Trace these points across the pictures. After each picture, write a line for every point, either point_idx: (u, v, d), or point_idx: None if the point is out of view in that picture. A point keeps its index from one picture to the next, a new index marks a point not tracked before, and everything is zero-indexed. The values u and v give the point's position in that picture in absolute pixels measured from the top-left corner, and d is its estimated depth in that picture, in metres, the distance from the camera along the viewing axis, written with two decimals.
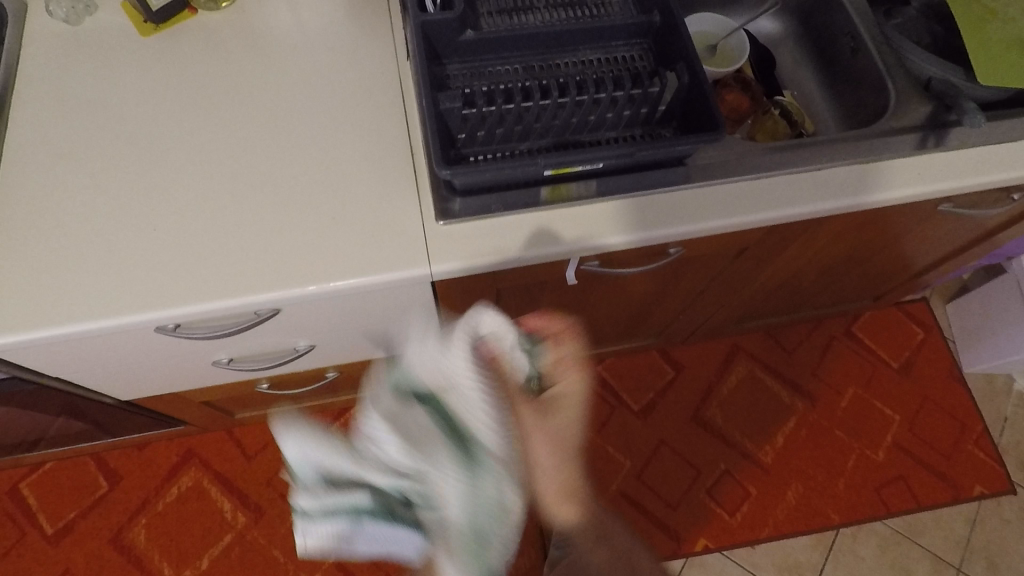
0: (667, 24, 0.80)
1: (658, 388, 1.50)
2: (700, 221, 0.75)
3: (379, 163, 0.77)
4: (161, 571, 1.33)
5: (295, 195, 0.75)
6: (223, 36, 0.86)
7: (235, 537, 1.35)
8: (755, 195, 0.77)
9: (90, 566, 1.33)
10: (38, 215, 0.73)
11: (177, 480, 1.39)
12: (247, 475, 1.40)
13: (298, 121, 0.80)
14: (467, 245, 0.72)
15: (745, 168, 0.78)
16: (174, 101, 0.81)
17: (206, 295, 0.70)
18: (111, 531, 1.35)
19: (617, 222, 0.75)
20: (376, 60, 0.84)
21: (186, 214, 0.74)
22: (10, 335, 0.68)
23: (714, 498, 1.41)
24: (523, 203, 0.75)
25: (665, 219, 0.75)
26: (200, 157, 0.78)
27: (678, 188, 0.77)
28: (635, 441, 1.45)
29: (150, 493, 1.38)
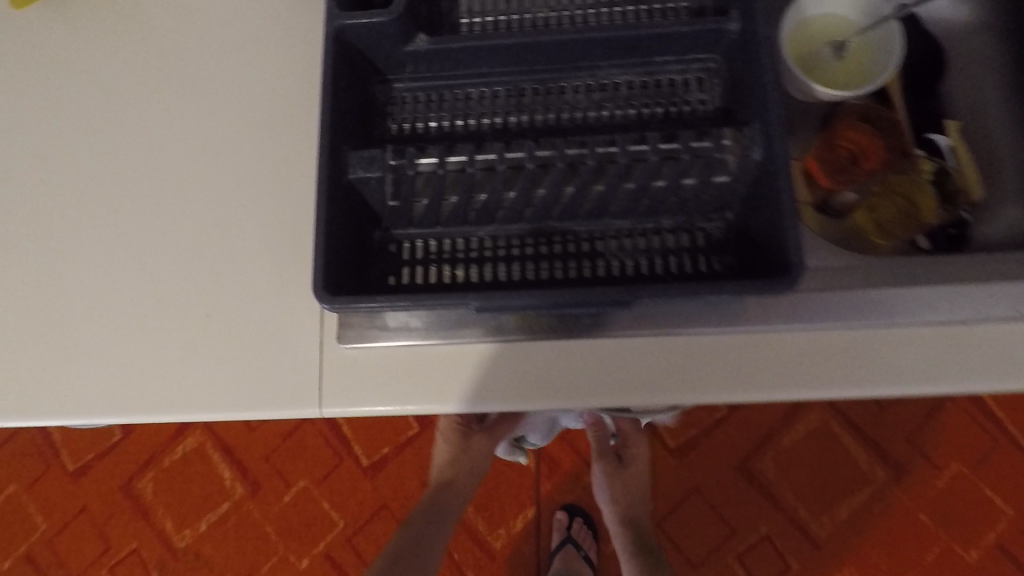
0: (747, 42, 0.48)
1: (703, 426, 1.25)
2: (733, 392, 0.49)
3: (282, 236, 0.55)
4: (165, 526, 1.36)
5: (165, 274, 0.55)
6: (111, 6, 0.61)
7: (232, 506, 1.34)
8: (839, 357, 0.48)
9: (103, 508, 1.37)
10: None
11: (183, 440, 1.38)
12: (248, 447, 1.36)
13: (185, 156, 0.57)
14: (378, 386, 0.51)
15: (833, 312, 0.48)
16: (32, 106, 0.59)
17: (37, 411, 0.53)
18: (122, 478, 1.38)
19: (609, 376, 0.50)
20: (302, 62, 0.58)
21: (25, 286, 0.55)
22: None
23: (744, 566, 1.20)
24: (472, 330, 0.50)
25: (675, 386, 0.49)
26: (50, 196, 0.57)
27: (715, 333, 0.49)
28: (665, 482, 1.23)
29: (158, 448, 1.39)
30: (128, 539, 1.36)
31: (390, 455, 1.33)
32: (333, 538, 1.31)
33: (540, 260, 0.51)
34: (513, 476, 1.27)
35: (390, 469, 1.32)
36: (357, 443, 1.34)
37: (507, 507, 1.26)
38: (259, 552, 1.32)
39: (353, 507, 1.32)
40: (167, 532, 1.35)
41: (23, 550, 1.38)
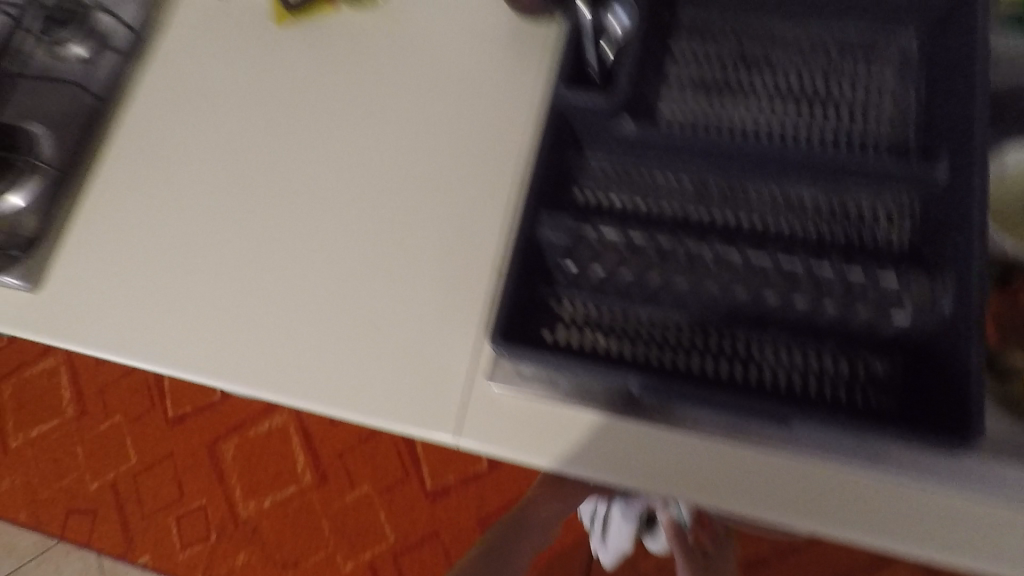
0: (955, 193, 0.49)
1: (778, 550, 1.18)
2: (838, 527, 0.52)
3: (454, 272, 0.60)
4: (233, 492, 1.43)
5: (352, 284, 0.63)
6: (357, 45, 0.73)
7: (297, 491, 1.40)
8: (944, 524, 0.51)
9: (186, 460, 1.47)
10: (114, 213, 0.71)
11: (271, 416, 1.47)
12: (326, 439, 1.43)
13: (388, 185, 0.66)
14: (517, 427, 0.56)
15: (965, 478, 0.50)
16: (278, 117, 0.72)
17: (228, 371, 0.63)
18: (209, 437, 1.48)
19: (722, 482, 0.54)
20: (505, 120, 0.65)
21: (243, 264, 0.67)
22: (58, 336, 0.67)
23: None
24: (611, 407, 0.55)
25: (783, 503, 0.53)
26: (276, 195, 0.69)
27: (831, 466, 0.53)
28: None
29: (248, 417, 1.48)
30: (199, 495, 1.45)
31: (452, 485, 1.34)
32: (380, 551, 1.33)
33: (691, 352, 0.53)
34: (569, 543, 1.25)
35: (450, 499, 1.34)
36: (425, 465, 1.37)
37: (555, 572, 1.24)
38: (310, 543, 1.37)
39: (406, 525, 1.34)
40: (235, 498, 1.43)
41: (109, 478, 1.49)
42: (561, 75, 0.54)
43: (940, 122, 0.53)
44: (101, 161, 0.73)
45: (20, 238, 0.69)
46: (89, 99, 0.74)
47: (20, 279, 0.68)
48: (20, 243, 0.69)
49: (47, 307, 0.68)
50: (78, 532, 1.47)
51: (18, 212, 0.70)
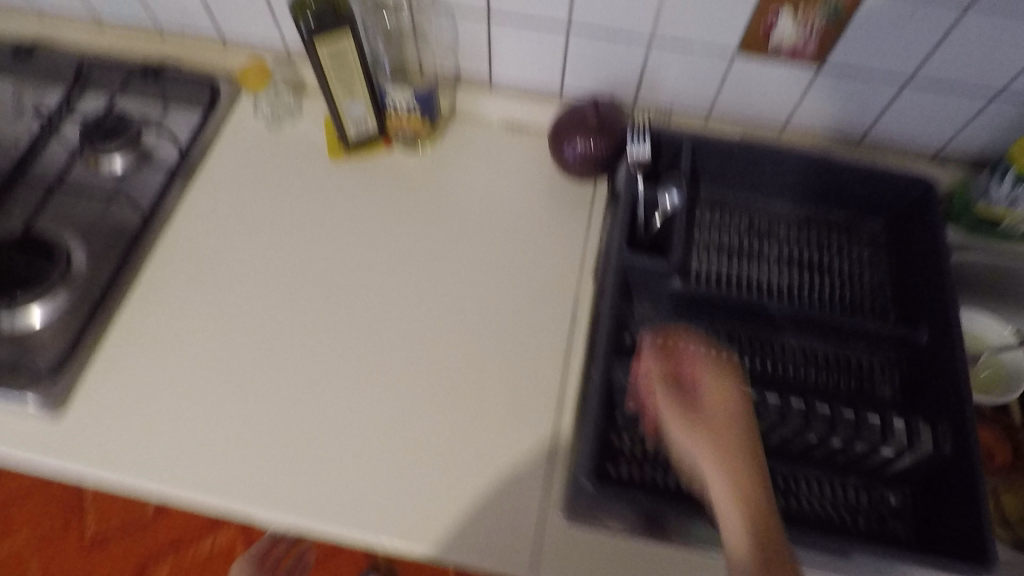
0: (936, 355, 0.62)
1: None
2: None
3: (517, 405, 0.66)
4: None
5: (413, 415, 0.66)
6: (408, 184, 0.80)
7: None
8: None
9: None
10: (152, 334, 0.69)
11: (215, 536, 1.35)
12: None
13: (446, 317, 0.71)
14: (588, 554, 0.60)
15: None
16: (330, 245, 0.76)
17: (280, 503, 0.61)
18: (136, 562, 1.32)
19: None
20: (551, 263, 0.74)
21: (295, 388, 0.67)
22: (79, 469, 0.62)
23: None
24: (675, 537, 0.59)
25: None
26: (330, 321, 0.71)
27: None
28: None
29: (186, 537, 1.34)
30: None
31: None
32: None
33: None
34: None
35: None
36: None
37: None
38: None
39: None
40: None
41: None
42: (621, 244, 0.64)
43: (914, 294, 0.67)
44: (138, 278, 0.72)
45: (46, 358, 0.65)
46: (133, 216, 0.75)
47: (36, 403, 0.63)
48: (46, 364, 0.65)
49: (70, 435, 0.63)
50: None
51: (48, 331, 0.67)
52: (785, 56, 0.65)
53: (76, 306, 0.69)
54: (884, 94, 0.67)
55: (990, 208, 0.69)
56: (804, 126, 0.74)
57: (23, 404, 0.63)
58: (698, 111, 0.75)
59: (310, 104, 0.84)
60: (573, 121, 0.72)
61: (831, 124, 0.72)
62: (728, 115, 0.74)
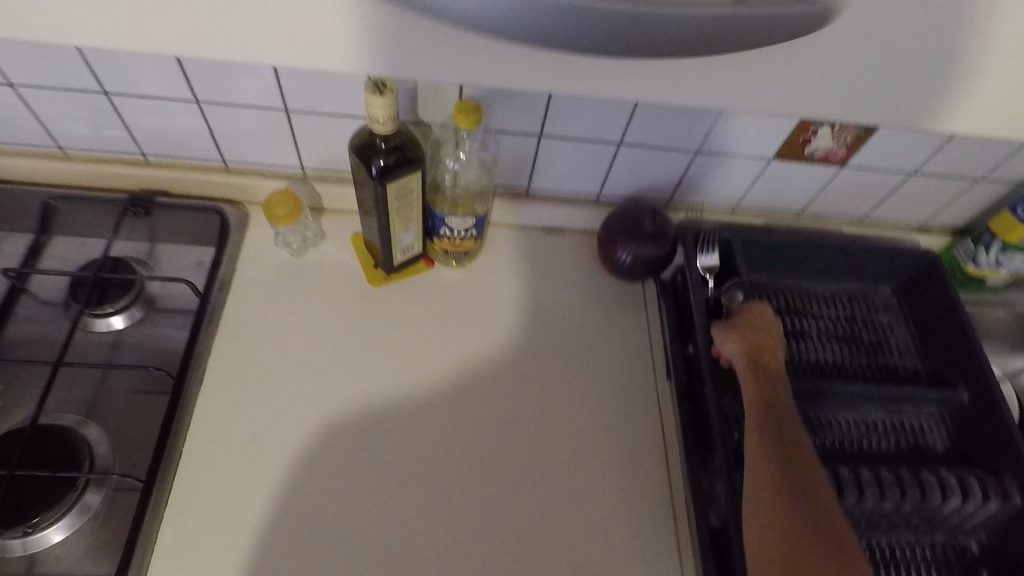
0: (979, 411, 0.71)
1: None
2: None
3: (633, 523, 0.64)
4: None
5: (530, 559, 0.61)
6: (455, 296, 0.75)
7: None
8: None
9: None
10: (212, 523, 0.59)
11: None
12: None
13: (532, 438, 0.67)
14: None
15: None
16: (385, 376, 0.69)
17: None
18: None
19: None
20: (623, 363, 0.73)
21: (390, 551, 0.60)
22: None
23: None
24: None
25: None
26: (409, 463, 0.64)
27: None
28: None
29: None
30: None
31: None
32: None
33: None
34: None
35: None
36: None
37: None
38: None
39: None
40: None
41: None
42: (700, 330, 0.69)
43: (939, 352, 0.76)
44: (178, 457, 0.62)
45: None
46: (157, 384, 0.65)
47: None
48: None
49: None
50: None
51: (82, 549, 0.56)
52: (819, 158, 0.71)
53: (114, 508, 0.58)
54: (889, 185, 0.76)
55: (979, 271, 0.80)
56: (818, 210, 0.81)
57: None
58: (727, 203, 0.80)
59: (330, 224, 0.78)
60: (625, 226, 0.74)
61: (841, 208, 0.81)
62: (754, 205, 0.80)
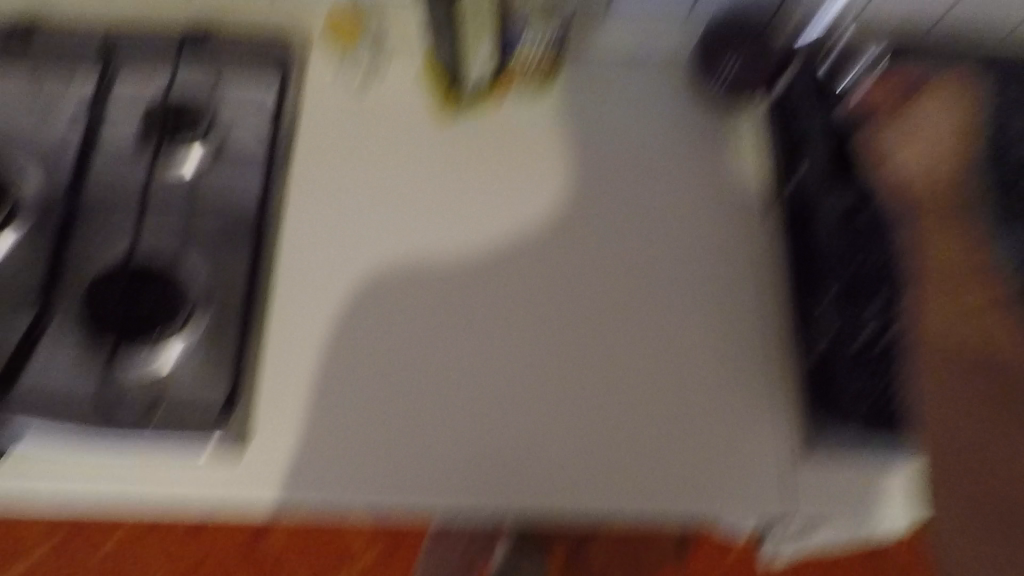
0: None
1: None
2: None
3: (728, 362, 0.61)
4: None
5: (617, 385, 0.60)
6: (530, 129, 0.69)
7: None
8: None
9: None
10: (303, 349, 0.60)
11: None
12: None
13: (615, 274, 0.64)
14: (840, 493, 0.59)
15: None
16: (461, 211, 0.66)
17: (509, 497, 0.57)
18: None
19: None
20: (715, 199, 0.68)
21: (476, 379, 0.60)
22: (292, 509, 0.56)
23: None
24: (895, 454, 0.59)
25: None
26: (489, 296, 0.63)
27: None
28: None
29: None
30: None
31: None
32: None
33: None
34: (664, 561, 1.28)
35: None
36: None
37: None
38: None
39: None
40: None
41: None
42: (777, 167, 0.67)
43: None
44: (270, 291, 0.61)
45: (205, 403, 0.56)
46: (238, 218, 0.63)
47: (220, 444, 0.56)
48: (209, 408, 0.56)
49: (263, 478, 0.56)
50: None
51: (191, 376, 0.57)
52: None
53: (215, 339, 0.59)
54: None
55: None
56: None
57: (195, 452, 0.55)
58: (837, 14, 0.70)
59: (392, 54, 0.71)
60: (719, 42, 0.68)
61: None
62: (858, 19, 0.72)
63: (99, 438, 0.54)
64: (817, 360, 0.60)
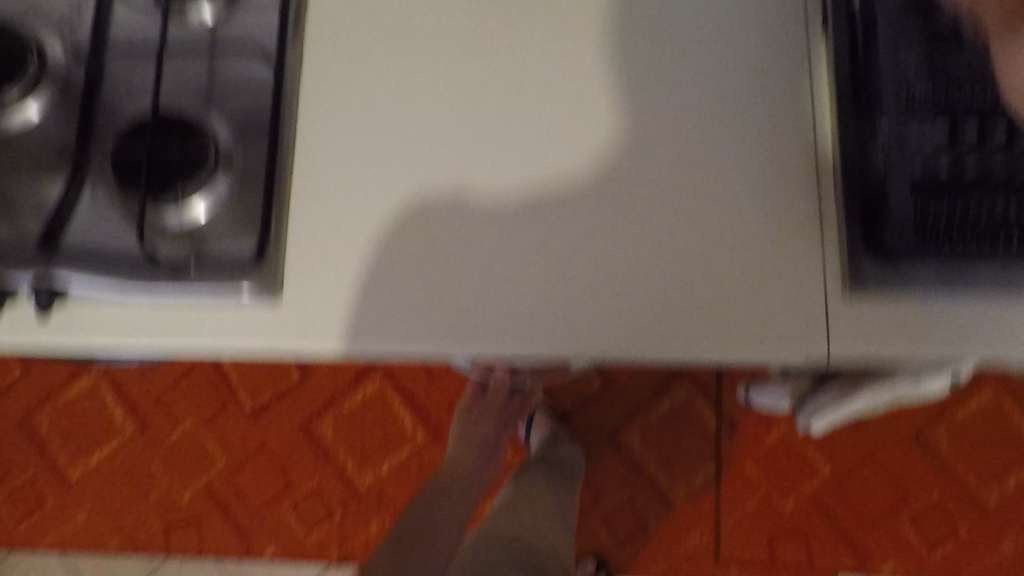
0: None
1: None
2: None
3: (774, 201, 0.58)
4: (346, 467, 1.36)
5: (654, 225, 0.58)
6: None
7: (413, 451, 1.35)
8: None
9: (283, 446, 1.38)
10: (331, 198, 0.59)
11: (362, 386, 1.38)
12: (428, 395, 1.36)
13: (653, 111, 0.60)
14: (904, 335, 0.56)
15: None
16: (486, 52, 0.62)
17: (544, 336, 0.56)
18: (301, 419, 1.38)
19: None
20: (764, 25, 0.61)
21: (507, 223, 0.58)
22: (362, 362, 0.58)
23: (915, 527, 1.26)
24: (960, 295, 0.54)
25: None
26: (518, 139, 0.60)
27: None
28: (842, 447, 1.28)
29: (338, 391, 1.39)
30: (308, 478, 1.36)
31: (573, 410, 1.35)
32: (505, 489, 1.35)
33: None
34: (699, 435, 1.31)
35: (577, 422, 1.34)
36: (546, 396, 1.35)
37: (686, 470, 1.30)
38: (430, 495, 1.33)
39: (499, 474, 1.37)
40: (349, 472, 1.36)
41: (201, 484, 1.39)
42: None
43: None
44: (295, 140, 0.60)
45: (238, 250, 0.57)
46: (256, 70, 0.62)
47: (251, 294, 0.56)
48: (244, 255, 0.57)
49: (301, 321, 0.57)
50: (185, 542, 1.38)
51: (224, 225, 0.58)
52: None
53: (244, 189, 0.59)
54: None
55: None
56: None
57: (235, 297, 0.56)
58: None
59: None
60: None
61: None
62: None
63: (144, 287, 0.56)
64: (869, 190, 0.55)
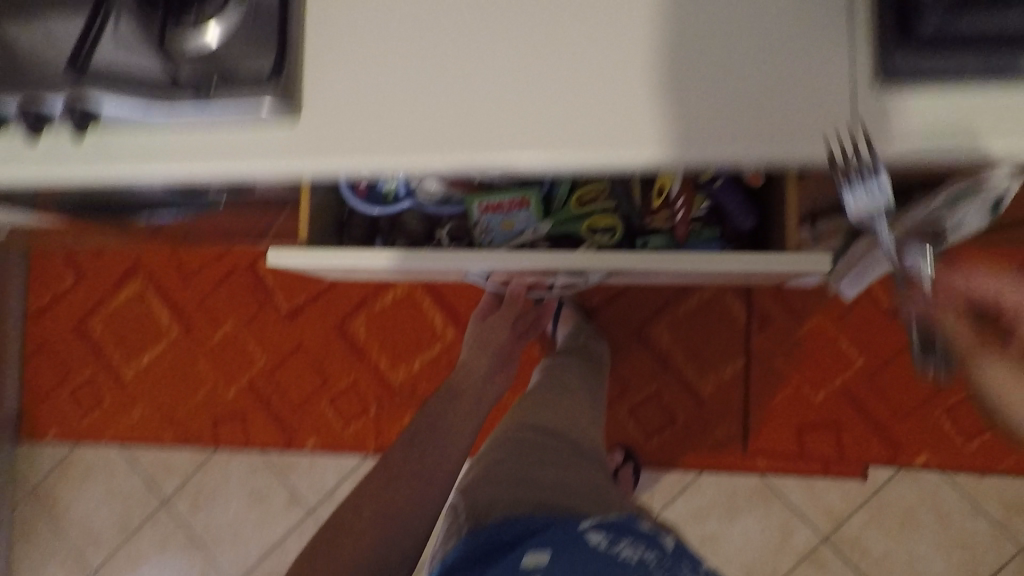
0: None
1: None
2: None
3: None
4: (379, 364, 1.40)
5: (672, 28, 0.56)
6: None
7: (444, 348, 1.38)
8: None
9: (319, 345, 1.43)
10: (346, 18, 0.59)
11: (392, 287, 1.41)
12: (457, 294, 1.38)
13: None
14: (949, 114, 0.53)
15: None
16: None
17: (558, 144, 0.56)
18: (336, 318, 1.43)
19: None
20: None
21: (521, 34, 0.57)
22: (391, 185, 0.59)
23: (951, 418, 1.22)
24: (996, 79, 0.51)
25: None
26: None
27: None
28: (877, 339, 1.25)
29: (369, 291, 1.42)
30: (343, 375, 1.41)
31: (599, 305, 1.35)
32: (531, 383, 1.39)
33: None
34: (727, 329, 1.29)
35: (604, 318, 1.34)
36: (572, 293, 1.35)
37: (715, 360, 1.30)
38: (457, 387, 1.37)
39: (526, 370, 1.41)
40: (382, 369, 1.40)
41: (244, 382, 1.46)
42: None
43: None
44: None
45: (257, 70, 0.58)
46: None
47: (272, 110, 0.57)
48: (262, 73, 0.58)
49: (320, 137, 0.58)
50: (232, 435, 1.46)
51: (243, 46, 0.59)
52: None
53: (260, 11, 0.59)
54: None
55: None
56: None
57: (257, 113, 0.58)
58: None
59: None
60: None
61: None
62: None
63: (169, 106, 0.58)
64: None
